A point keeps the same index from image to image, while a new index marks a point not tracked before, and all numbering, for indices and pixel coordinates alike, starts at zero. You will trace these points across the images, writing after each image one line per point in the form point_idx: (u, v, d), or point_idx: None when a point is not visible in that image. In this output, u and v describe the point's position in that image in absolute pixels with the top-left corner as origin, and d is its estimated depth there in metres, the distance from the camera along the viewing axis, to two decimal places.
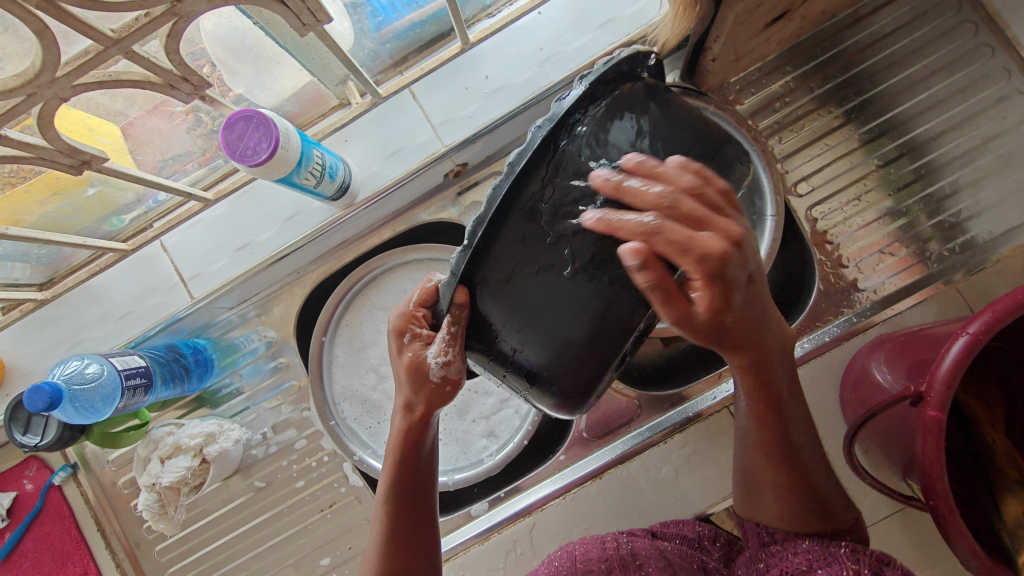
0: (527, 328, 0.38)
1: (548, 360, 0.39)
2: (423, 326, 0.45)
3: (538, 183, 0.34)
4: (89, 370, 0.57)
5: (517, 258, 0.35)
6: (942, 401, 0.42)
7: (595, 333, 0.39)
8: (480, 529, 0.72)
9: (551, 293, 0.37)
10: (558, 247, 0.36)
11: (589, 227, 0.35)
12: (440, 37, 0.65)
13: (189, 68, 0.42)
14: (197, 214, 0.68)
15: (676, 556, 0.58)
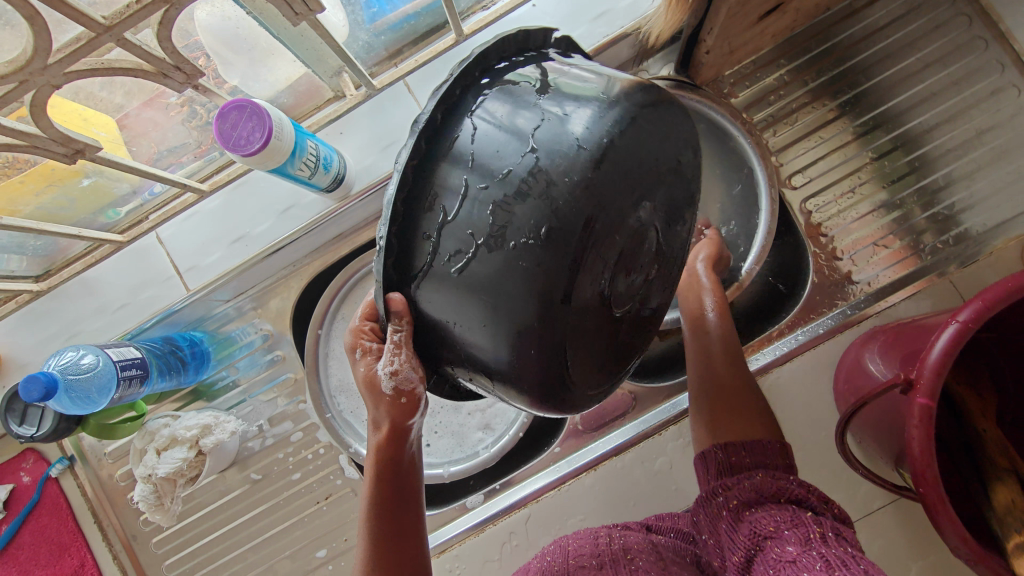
0: (467, 318, 0.37)
1: (501, 350, 0.36)
2: (372, 340, 0.45)
3: (427, 177, 0.35)
4: (85, 360, 0.57)
5: (432, 244, 0.35)
6: (931, 388, 0.43)
7: (537, 305, 0.34)
8: (476, 520, 0.72)
9: (478, 270, 0.35)
10: (468, 221, 0.35)
11: (494, 191, 0.34)
12: (435, 30, 0.64)
13: (181, 56, 0.42)
14: (194, 206, 0.68)
15: (669, 552, 0.58)
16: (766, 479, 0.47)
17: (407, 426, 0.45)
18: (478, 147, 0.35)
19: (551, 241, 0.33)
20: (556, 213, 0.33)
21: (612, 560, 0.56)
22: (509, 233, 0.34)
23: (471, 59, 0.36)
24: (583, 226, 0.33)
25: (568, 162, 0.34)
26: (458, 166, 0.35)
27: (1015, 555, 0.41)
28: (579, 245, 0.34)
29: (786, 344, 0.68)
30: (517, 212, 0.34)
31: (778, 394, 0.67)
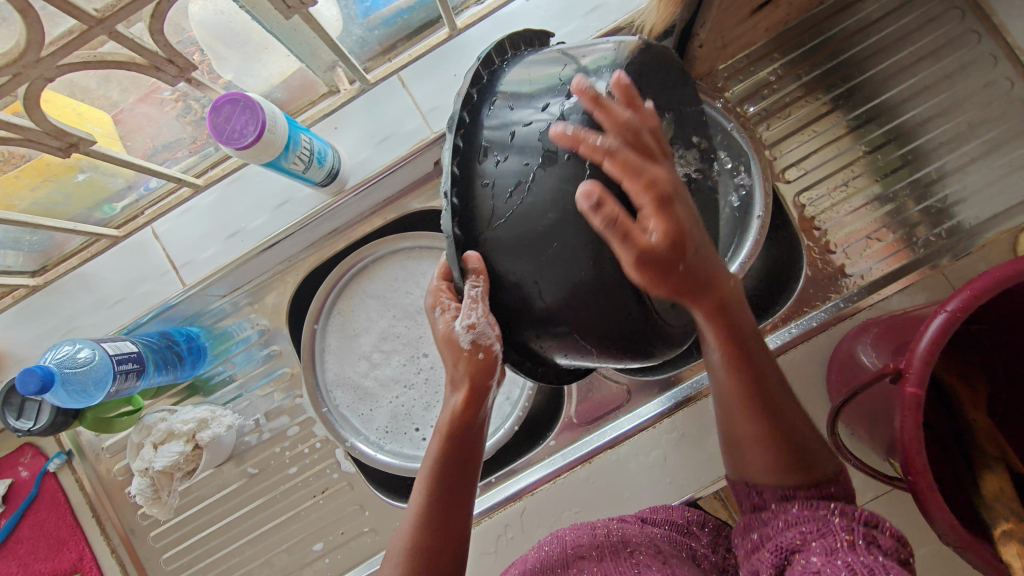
0: (537, 254, 0.36)
1: (577, 275, 0.36)
2: (450, 298, 0.44)
3: (475, 134, 0.38)
4: (81, 355, 0.58)
5: (491, 191, 0.37)
6: (920, 376, 0.43)
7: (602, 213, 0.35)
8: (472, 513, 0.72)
9: (540, 198, 0.36)
10: (522, 159, 0.37)
11: (542, 127, 0.37)
12: (429, 25, 0.65)
13: (174, 50, 0.42)
14: (189, 201, 0.69)
15: (668, 547, 0.57)
16: (802, 515, 0.43)
17: (483, 389, 0.43)
18: (517, 100, 0.38)
19: (599, 153, 0.35)
20: (601, 124, 0.36)
21: (612, 551, 0.57)
22: (565, 153, 0.36)
23: (490, 48, 0.42)
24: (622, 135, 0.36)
25: (601, 85, 0.37)
26: (500, 119, 0.38)
27: (1003, 542, 0.41)
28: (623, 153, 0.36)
29: (779, 337, 0.68)
30: (562, 138, 0.36)
31: None
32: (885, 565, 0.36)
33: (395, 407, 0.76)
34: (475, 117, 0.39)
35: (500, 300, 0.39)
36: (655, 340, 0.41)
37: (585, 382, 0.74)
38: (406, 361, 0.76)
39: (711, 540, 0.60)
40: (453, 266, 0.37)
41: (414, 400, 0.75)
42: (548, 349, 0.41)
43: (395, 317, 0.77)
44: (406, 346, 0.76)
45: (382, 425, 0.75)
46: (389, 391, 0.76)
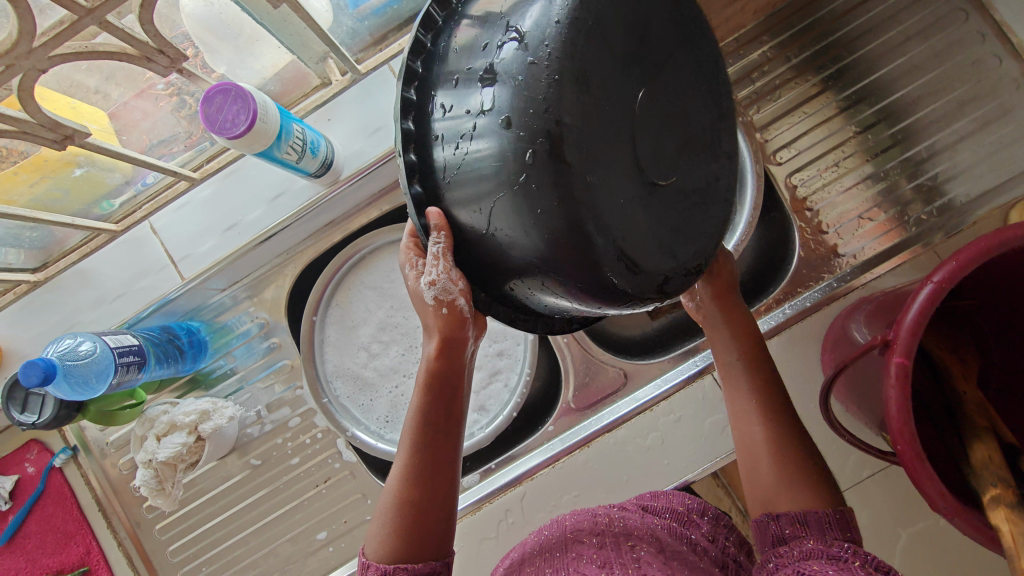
0: (487, 203, 0.37)
1: (525, 221, 0.35)
2: (417, 255, 0.46)
3: (427, 90, 0.39)
4: (82, 347, 0.58)
5: (442, 145, 0.38)
6: (907, 348, 0.43)
7: (539, 152, 0.34)
8: (472, 499, 0.73)
9: (482, 143, 0.36)
10: (466, 103, 0.37)
11: (483, 66, 0.36)
12: (418, 14, 0.65)
13: (164, 40, 0.42)
14: (186, 194, 0.69)
15: (671, 542, 0.56)
16: (817, 547, 0.44)
17: (456, 340, 0.46)
18: (463, 42, 0.38)
19: (535, 86, 0.34)
20: (537, 54, 0.34)
21: (613, 540, 0.57)
22: (505, 91, 0.35)
23: None
24: (561, 63, 0.34)
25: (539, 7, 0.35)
26: (449, 65, 0.38)
27: (992, 509, 0.42)
28: (563, 81, 0.34)
29: (774, 317, 0.69)
30: (498, 79, 0.35)
31: None
32: None
33: (395, 396, 0.76)
34: (428, 69, 0.40)
35: (465, 253, 0.41)
36: (632, 285, 0.38)
37: (582, 368, 0.75)
38: (404, 351, 0.77)
39: (711, 529, 0.59)
40: (417, 225, 0.40)
41: (413, 389, 0.76)
42: (526, 294, 0.41)
43: (392, 308, 0.78)
44: (405, 335, 0.77)
45: (383, 415, 0.76)
46: (388, 380, 0.77)
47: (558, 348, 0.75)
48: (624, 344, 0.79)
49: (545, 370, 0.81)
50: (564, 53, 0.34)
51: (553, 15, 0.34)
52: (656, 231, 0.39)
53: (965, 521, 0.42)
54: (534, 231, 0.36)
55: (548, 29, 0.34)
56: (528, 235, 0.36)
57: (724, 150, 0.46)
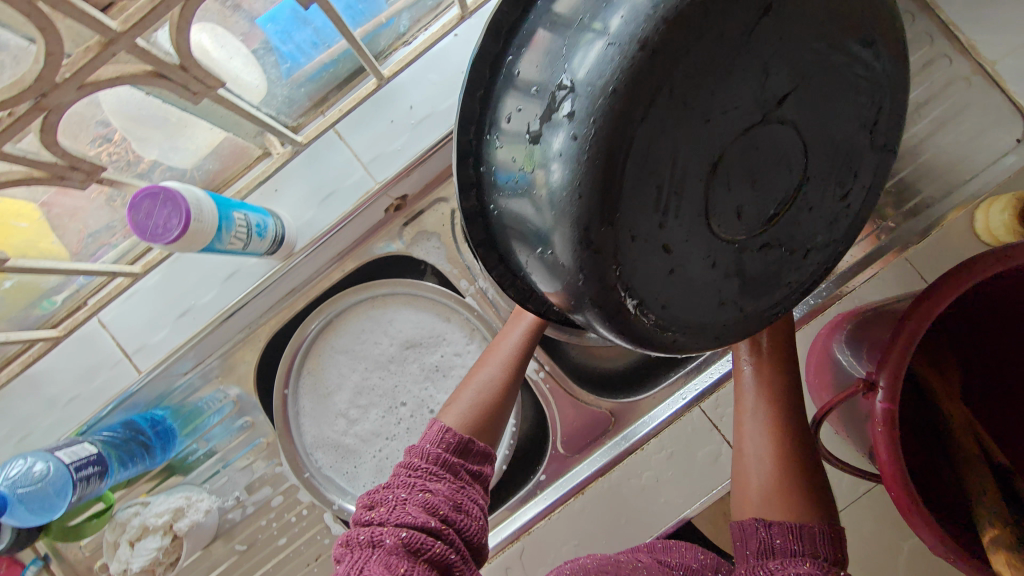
0: (523, 249, 0.37)
1: (557, 283, 0.35)
2: None
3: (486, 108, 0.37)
4: (36, 469, 0.55)
5: (494, 179, 0.37)
6: (891, 391, 0.42)
7: (577, 235, 0.32)
8: (500, 539, 0.71)
9: (524, 199, 0.35)
10: (524, 146, 0.34)
11: (544, 109, 0.32)
12: (357, 73, 0.62)
13: (75, 156, 0.39)
14: (132, 286, 0.66)
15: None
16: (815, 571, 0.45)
17: None
18: (535, 59, 0.33)
19: (577, 164, 0.30)
20: (585, 126, 0.30)
21: None
22: (551, 159, 0.32)
23: None
24: (612, 141, 0.30)
25: (597, 67, 0.29)
26: (518, 88, 0.34)
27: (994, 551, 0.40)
28: (611, 160, 0.30)
29: None
30: (544, 142, 0.32)
31: None
32: None
33: (379, 461, 0.74)
34: (495, 71, 0.36)
35: (510, 271, 0.42)
36: (669, 346, 0.37)
37: (568, 410, 0.73)
38: (385, 413, 0.74)
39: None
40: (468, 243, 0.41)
41: (398, 451, 0.74)
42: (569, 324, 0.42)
43: (368, 369, 0.75)
44: (383, 397, 0.74)
45: (369, 481, 0.74)
46: (371, 445, 0.74)
47: (542, 394, 0.74)
48: (608, 381, 0.78)
49: (532, 413, 0.79)
50: (617, 128, 0.29)
51: (613, 63, 0.29)
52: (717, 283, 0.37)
53: (964, 562, 0.42)
54: (565, 295, 0.35)
55: (607, 81, 0.29)
56: (561, 295, 0.36)
57: (837, 176, 0.40)
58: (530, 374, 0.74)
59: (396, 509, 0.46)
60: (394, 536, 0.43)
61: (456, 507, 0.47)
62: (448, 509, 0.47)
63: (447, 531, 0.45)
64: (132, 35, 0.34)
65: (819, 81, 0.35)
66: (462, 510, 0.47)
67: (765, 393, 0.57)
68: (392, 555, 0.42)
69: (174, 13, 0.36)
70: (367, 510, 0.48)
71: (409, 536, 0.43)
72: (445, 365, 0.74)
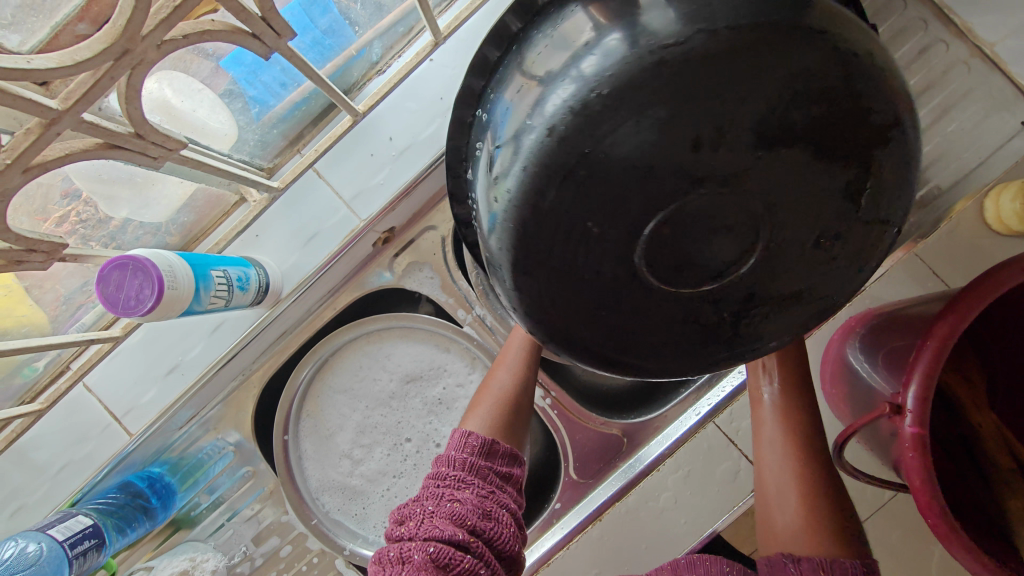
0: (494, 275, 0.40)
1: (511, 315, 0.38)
2: None
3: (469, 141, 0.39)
4: (30, 549, 0.52)
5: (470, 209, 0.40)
6: (920, 415, 0.40)
7: (512, 285, 0.34)
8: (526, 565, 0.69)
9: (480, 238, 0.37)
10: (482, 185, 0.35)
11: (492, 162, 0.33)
12: (330, 108, 0.60)
13: (31, 238, 0.36)
14: (115, 347, 0.63)
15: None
16: None
17: None
18: (507, 96, 0.32)
19: (505, 228, 0.32)
20: (510, 199, 0.31)
21: None
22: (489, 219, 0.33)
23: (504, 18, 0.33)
24: (532, 213, 0.31)
25: (524, 147, 0.30)
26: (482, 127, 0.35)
27: None
28: (532, 231, 0.31)
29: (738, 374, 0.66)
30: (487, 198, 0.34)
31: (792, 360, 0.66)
32: None
33: (388, 500, 0.72)
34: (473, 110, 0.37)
35: None
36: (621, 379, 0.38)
37: (578, 434, 0.71)
38: (389, 451, 0.72)
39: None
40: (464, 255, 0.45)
41: (406, 489, 0.71)
42: None
43: (368, 408, 0.72)
44: (386, 435, 0.72)
45: (379, 521, 0.72)
46: (378, 485, 0.72)
47: (550, 421, 0.72)
48: (617, 401, 0.75)
49: (541, 438, 0.77)
50: (536, 203, 0.30)
51: (537, 142, 0.29)
52: (666, 332, 0.35)
53: None
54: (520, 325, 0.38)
55: (530, 157, 0.30)
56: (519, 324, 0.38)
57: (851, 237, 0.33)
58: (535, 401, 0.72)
59: (424, 523, 0.45)
60: (422, 551, 0.42)
61: (485, 515, 0.46)
62: (476, 518, 0.45)
63: (475, 543, 0.43)
64: (76, 112, 0.31)
65: (830, 148, 0.29)
66: (491, 518, 0.46)
67: (786, 423, 0.54)
68: (420, 572, 0.41)
69: (121, 82, 0.33)
70: (397, 526, 0.47)
71: (437, 551, 0.42)
72: (448, 397, 0.72)
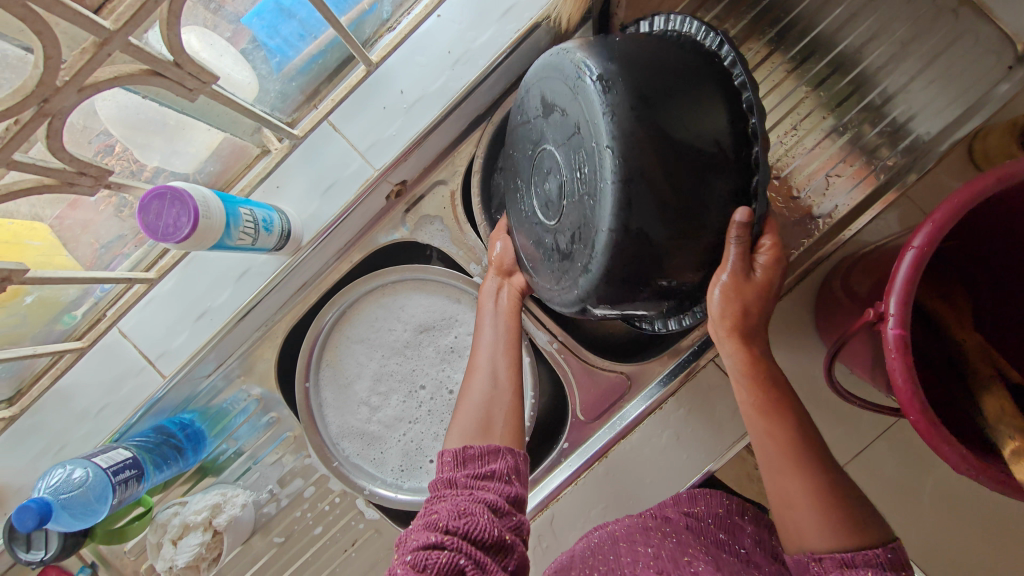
0: None
1: None
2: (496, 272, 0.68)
3: None
4: (75, 475, 0.57)
5: None
6: (901, 317, 0.42)
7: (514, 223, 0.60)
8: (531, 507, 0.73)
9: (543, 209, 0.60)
10: None
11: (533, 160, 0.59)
12: (346, 63, 0.63)
13: (82, 161, 0.40)
14: (148, 293, 0.67)
15: (723, 559, 0.53)
16: None
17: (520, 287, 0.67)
18: None
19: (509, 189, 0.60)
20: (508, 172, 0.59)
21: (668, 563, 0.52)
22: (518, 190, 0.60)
23: None
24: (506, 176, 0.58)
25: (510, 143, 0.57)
26: None
27: (1014, 461, 0.41)
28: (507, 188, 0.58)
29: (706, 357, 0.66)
30: None
31: None
32: None
33: (405, 444, 0.75)
34: None
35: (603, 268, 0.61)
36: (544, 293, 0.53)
37: (584, 376, 0.75)
38: (405, 398, 0.75)
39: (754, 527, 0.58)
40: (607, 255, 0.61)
41: (422, 433, 0.75)
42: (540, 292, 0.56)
43: (385, 357, 0.76)
44: (402, 382, 0.75)
45: (397, 465, 0.75)
46: (395, 430, 0.76)
47: (556, 363, 0.75)
48: (618, 347, 0.78)
49: (549, 385, 0.80)
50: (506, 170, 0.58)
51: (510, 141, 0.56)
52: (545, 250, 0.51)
53: (988, 478, 0.41)
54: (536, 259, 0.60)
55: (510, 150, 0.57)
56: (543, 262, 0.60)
57: (599, 155, 0.40)
58: (541, 345, 0.75)
59: (408, 539, 0.47)
60: (403, 564, 0.44)
61: (459, 514, 0.47)
62: (449, 519, 0.47)
63: (450, 540, 0.45)
64: (124, 34, 0.35)
65: (570, 105, 0.44)
66: (465, 516, 0.47)
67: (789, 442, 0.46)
68: None
69: (163, 10, 0.37)
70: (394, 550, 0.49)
71: (415, 557, 0.44)
72: (460, 346, 0.75)
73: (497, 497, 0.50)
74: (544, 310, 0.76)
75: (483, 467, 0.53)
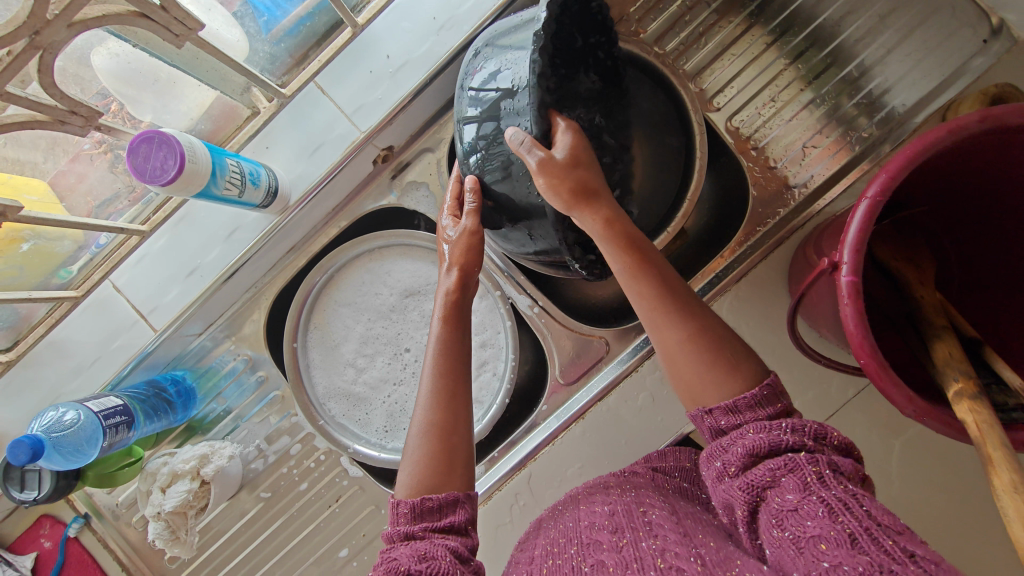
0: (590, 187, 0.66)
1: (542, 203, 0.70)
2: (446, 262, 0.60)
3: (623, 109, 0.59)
4: (67, 417, 0.59)
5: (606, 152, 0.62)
6: (853, 265, 0.44)
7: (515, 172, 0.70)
8: (510, 465, 0.75)
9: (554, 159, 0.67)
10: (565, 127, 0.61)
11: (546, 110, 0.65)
12: (333, 27, 0.65)
13: (73, 99, 0.43)
14: (140, 248, 0.69)
15: (683, 507, 0.56)
16: (764, 442, 0.41)
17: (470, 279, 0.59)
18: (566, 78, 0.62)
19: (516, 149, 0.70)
20: None
21: (625, 510, 0.54)
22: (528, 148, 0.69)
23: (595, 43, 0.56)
24: None
25: None
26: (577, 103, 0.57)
27: (957, 400, 0.43)
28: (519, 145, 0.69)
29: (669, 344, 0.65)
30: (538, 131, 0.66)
31: (735, 308, 0.71)
32: (856, 495, 0.37)
33: (389, 405, 0.77)
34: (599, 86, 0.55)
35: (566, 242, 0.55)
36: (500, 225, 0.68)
37: (565, 341, 0.77)
38: (390, 359, 0.77)
39: None
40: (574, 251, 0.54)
41: (406, 395, 0.76)
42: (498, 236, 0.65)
43: (370, 320, 0.78)
44: (387, 345, 0.77)
45: (381, 426, 0.77)
46: (380, 391, 0.77)
47: (538, 329, 0.77)
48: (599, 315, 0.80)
49: (531, 352, 0.83)
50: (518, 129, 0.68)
51: None
52: None
53: (933, 420, 0.43)
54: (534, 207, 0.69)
55: None
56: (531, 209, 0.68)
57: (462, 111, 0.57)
58: (523, 310, 0.77)
59: None
60: None
61: (420, 560, 0.44)
62: (410, 564, 0.44)
63: None
64: None
65: None
66: (426, 561, 0.44)
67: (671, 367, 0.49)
68: None
69: None
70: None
71: None
72: None
73: (459, 544, 0.47)
74: (527, 277, 0.78)
75: (442, 519, 0.49)
